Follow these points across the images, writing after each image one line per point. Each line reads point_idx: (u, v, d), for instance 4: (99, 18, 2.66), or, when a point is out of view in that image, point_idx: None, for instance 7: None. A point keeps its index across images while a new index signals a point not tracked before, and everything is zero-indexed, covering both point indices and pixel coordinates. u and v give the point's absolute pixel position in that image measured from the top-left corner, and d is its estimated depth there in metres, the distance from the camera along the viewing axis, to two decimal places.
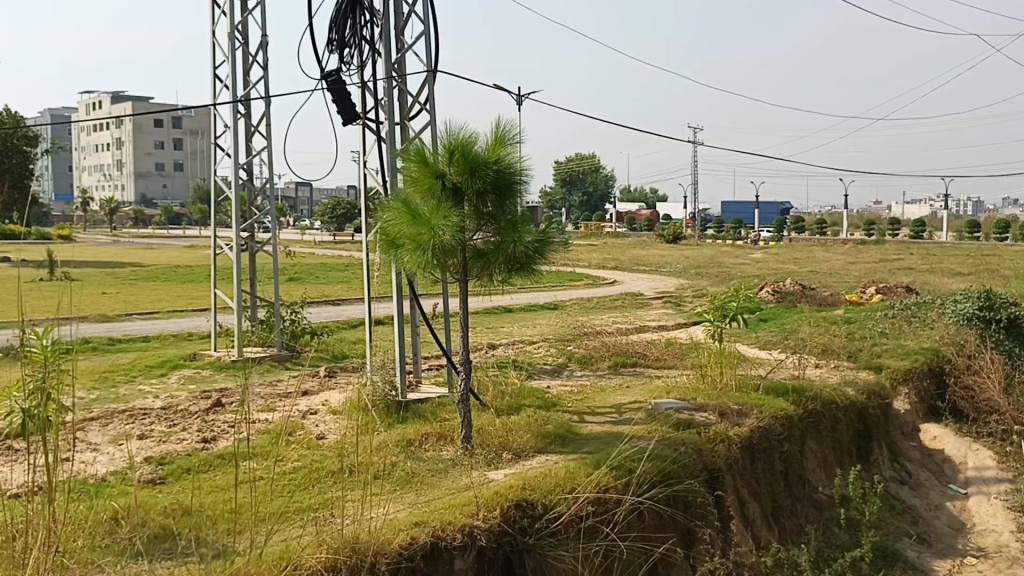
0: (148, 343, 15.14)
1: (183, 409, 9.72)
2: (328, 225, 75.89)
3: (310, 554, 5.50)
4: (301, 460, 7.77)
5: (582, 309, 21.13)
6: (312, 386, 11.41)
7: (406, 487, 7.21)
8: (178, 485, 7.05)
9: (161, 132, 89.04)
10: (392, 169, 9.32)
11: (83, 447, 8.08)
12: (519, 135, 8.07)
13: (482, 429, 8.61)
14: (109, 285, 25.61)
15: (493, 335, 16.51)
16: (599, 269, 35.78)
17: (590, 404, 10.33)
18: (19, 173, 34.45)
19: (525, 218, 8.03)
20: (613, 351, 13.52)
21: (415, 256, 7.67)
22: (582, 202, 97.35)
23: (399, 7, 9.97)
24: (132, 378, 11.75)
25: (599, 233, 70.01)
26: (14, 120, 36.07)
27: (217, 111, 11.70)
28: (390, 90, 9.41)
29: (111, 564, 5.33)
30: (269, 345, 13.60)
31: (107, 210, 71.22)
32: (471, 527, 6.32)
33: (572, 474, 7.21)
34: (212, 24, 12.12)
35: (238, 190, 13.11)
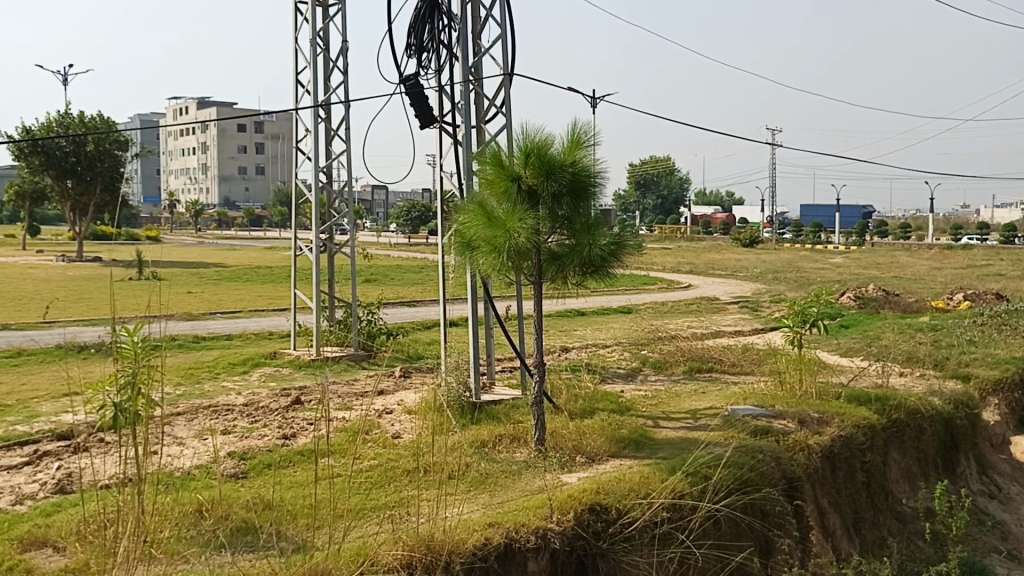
0: (230, 342, 15.54)
1: (264, 406, 9.96)
2: (403, 227, 76.92)
3: (387, 550, 5.56)
4: (377, 458, 7.88)
5: (657, 312, 20.95)
6: (388, 386, 11.60)
7: (480, 488, 7.24)
8: (259, 480, 7.23)
9: (244, 136, 91.71)
10: (467, 172, 9.41)
11: (170, 441, 8.36)
12: (595, 137, 8.06)
13: (555, 431, 8.60)
14: (195, 285, 26.42)
15: (566, 337, 16.50)
16: (673, 273, 35.35)
17: (664, 409, 10.23)
18: (111, 177, 35.91)
19: (599, 221, 7.99)
20: (688, 356, 13.34)
21: (490, 259, 7.70)
22: (656, 205, 96.43)
23: (476, 11, 10.05)
24: (215, 375, 12.10)
25: (673, 236, 69.27)
26: (107, 125, 37.63)
27: (299, 115, 12.01)
28: (467, 93, 9.49)
29: (196, 556, 5.48)
30: (347, 345, 13.88)
31: (192, 212, 73.47)
32: (545, 530, 6.32)
33: (646, 478, 7.15)
34: (294, 31, 12.43)
35: (317, 193, 13.38)
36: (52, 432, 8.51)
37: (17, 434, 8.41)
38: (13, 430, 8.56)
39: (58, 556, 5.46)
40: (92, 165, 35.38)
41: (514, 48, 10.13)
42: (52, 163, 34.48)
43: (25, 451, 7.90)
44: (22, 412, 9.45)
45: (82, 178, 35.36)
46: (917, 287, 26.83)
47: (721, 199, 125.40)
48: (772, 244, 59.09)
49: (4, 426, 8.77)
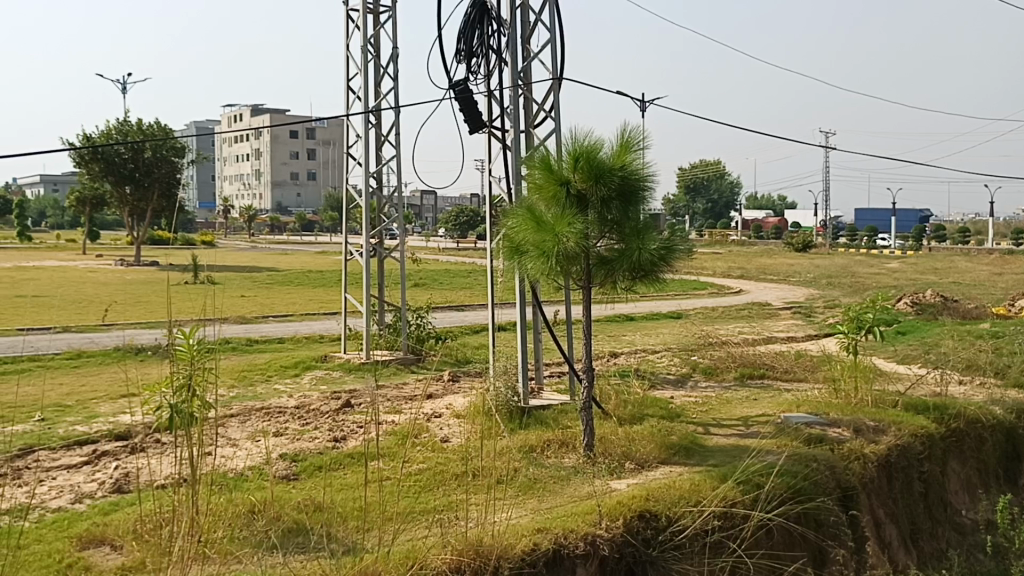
0: (283, 345, 15.76)
1: (315, 409, 10.08)
2: (451, 231, 77.26)
3: (436, 554, 5.56)
4: (426, 462, 7.91)
5: (708, 318, 20.73)
6: (437, 390, 11.64)
7: (528, 493, 7.22)
8: (310, 482, 7.31)
9: (296, 142, 93.16)
10: (516, 176, 9.42)
11: (224, 443, 8.50)
12: (644, 141, 8.01)
13: (604, 437, 8.55)
14: (248, 289, 26.84)
15: (615, 343, 16.41)
16: (725, 278, 34.94)
17: (716, 416, 10.11)
18: (168, 183, 36.71)
19: (649, 225, 7.92)
20: (740, 362, 13.17)
21: (539, 263, 7.67)
22: (707, 209, 95.46)
23: (525, 15, 10.05)
24: (268, 377, 12.29)
25: (724, 240, 68.47)
26: (165, 132, 38.49)
27: (350, 122, 12.14)
28: (516, 98, 9.50)
29: (248, 556, 5.56)
30: (396, 349, 13.97)
31: (246, 217, 74.72)
32: (594, 536, 6.27)
33: (697, 486, 7.07)
34: (346, 38, 12.58)
35: (368, 199, 13.49)
36: (110, 432, 8.71)
37: (77, 433, 8.63)
38: (73, 431, 8.77)
39: (115, 555, 5.57)
40: (150, 172, 36.23)
41: (563, 52, 10.11)
42: (112, 169, 35.39)
43: (85, 451, 8.10)
44: (82, 413, 9.68)
45: (140, 185, 36.25)
46: (977, 293, 26.14)
47: (772, 203, 123.66)
48: (825, 249, 58.08)
49: (65, 425, 9.01)
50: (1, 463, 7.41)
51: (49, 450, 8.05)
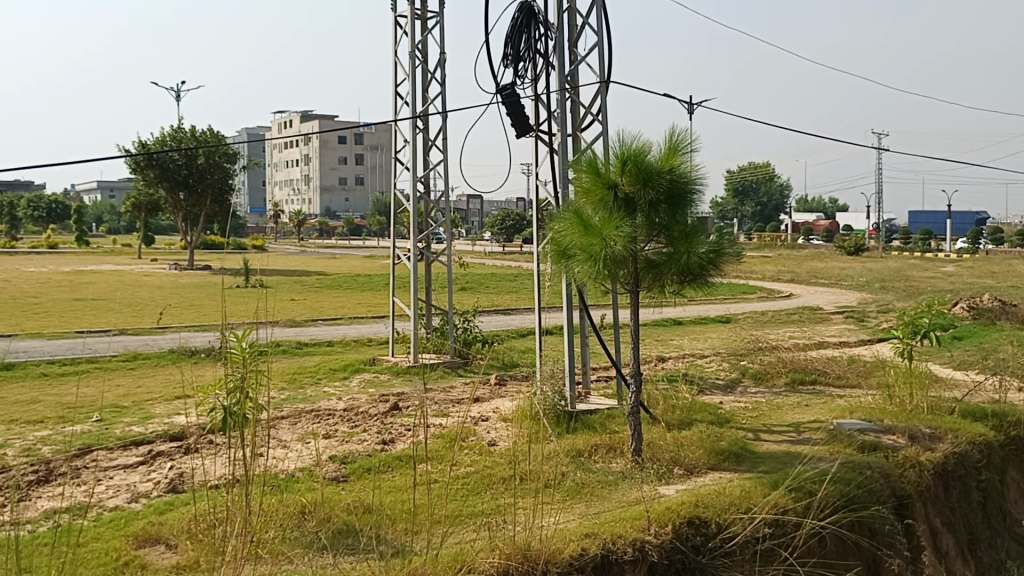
0: (332, 348, 15.94)
1: (364, 412, 10.18)
2: (497, 235, 77.48)
3: (484, 557, 5.57)
4: (473, 465, 7.94)
5: (757, 322, 20.48)
6: (483, 393, 11.67)
7: (576, 497, 7.20)
8: (359, 484, 7.37)
9: (344, 148, 94.28)
10: (563, 180, 9.42)
11: (275, 444, 8.63)
12: (693, 143, 7.95)
13: (652, 442, 8.48)
14: (298, 292, 27.22)
15: (663, 347, 16.28)
16: (774, 282, 34.46)
17: (766, 421, 9.97)
18: (221, 188, 37.40)
19: (698, 228, 7.85)
20: (791, 367, 12.98)
21: (586, 267, 7.64)
22: (756, 212, 94.32)
23: (572, 19, 10.04)
24: (317, 380, 12.44)
25: (773, 244, 67.53)
26: (218, 138, 39.23)
27: (397, 126, 12.24)
28: (563, 102, 9.49)
29: (299, 556, 5.63)
30: (444, 352, 14.05)
31: (296, 221, 75.79)
32: (643, 542, 6.23)
33: (747, 493, 6.98)
34: (394, 44, 12.68)
35: (415, 203, 13.58)
36: (165, 433, 8.89)
37: (132, 434, 8.81)
38: (129, 431, 8.97)
39: (170, 553, 5.68)
40: (203, 177, 36.94)
41: (611, 55, 10.08)
42: (166, 175, 36.17)
43: (141, 451, 8.28)
44: (137, 413, 9.90)
45: (193, 191, 37.01)
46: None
47: (823, 206, 121.83)
48: (878, 252, 56.99)
49: (122, 426, 9.22)
50: (61, 462, 7.61)
51: (106, 450, 8.24)
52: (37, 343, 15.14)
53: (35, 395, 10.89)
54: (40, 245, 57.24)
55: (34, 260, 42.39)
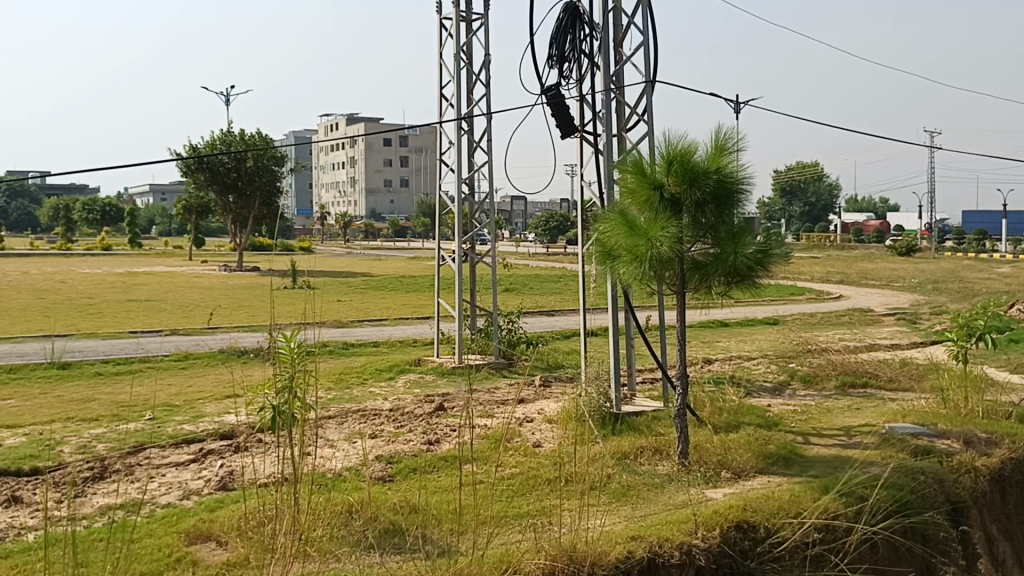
0: (377, 349, 16.06)
1: (409, 412, 10.23)
2: (541, 237, 77.48)
3: (530, 558, 5.56)
4: (518, 466, 7.94)
5: (806, 324, 20.19)
6: (528, 394, 11.66)
7: (622, 499, 7.15)
8: (405, 483, 7.42)
9: (389, 150, 95.07)
10: (609, 181, 9.37)
11: (322, 443, 8.72)
12: (739, 142, 7.87)
13: (699, 445, 8.38)
14: (344, 293, 27.50)
15: (709, 349, 16.12)
16: (823, 283, 33.92)
17: (816, 425, 9.80)
18: (269, 190, 37.94)
19: (744, 229, 7.76)
20: (841, 370, 12.76)
21: (631, 268, 7.59)
22: (804, 212, 92.95)
23: (618, 19, 9.99)
24: (364, 380, 12.54)
25: (822, 244, 66.52)
26: (266, 141, 39.79)
27: (442, 128, 12.29)
28: (608, 102, 9.45)
29: (346, 555, 5.68)
30: (488, 353, 14.07)
31: (342, 223, 76.56)
32: (690, 545, 6.17)
33: (797, 497, 6.88)
34: (439, 46, 12.74)
35: (460, 204, 13.61)
36: (216, 431, 9.02)
37: (184, 432, 8.97)
38: (181, 429, 9.14)
39: (220, 550, 5.76)
40: (252, 180, 37.51)
41: (656, 54, 10.00)
42: (216, 178, 36.82)
43: (192, 449, 8.42)
44: (189, 412, 10.08)
45: (242, 194, 37.63)
46: None
47: (873, 206, 119.61)
48: (930, 253, 55.77)
49: (174, 424, 9.39)
50: (115, 460, 7.77)
51: (159, 448, 8.40)
52: (93, 342, 15.51)
53: (91, 394, 11.14)
54: (94, 248, 58.67)
55: (89, 261, 43.48)
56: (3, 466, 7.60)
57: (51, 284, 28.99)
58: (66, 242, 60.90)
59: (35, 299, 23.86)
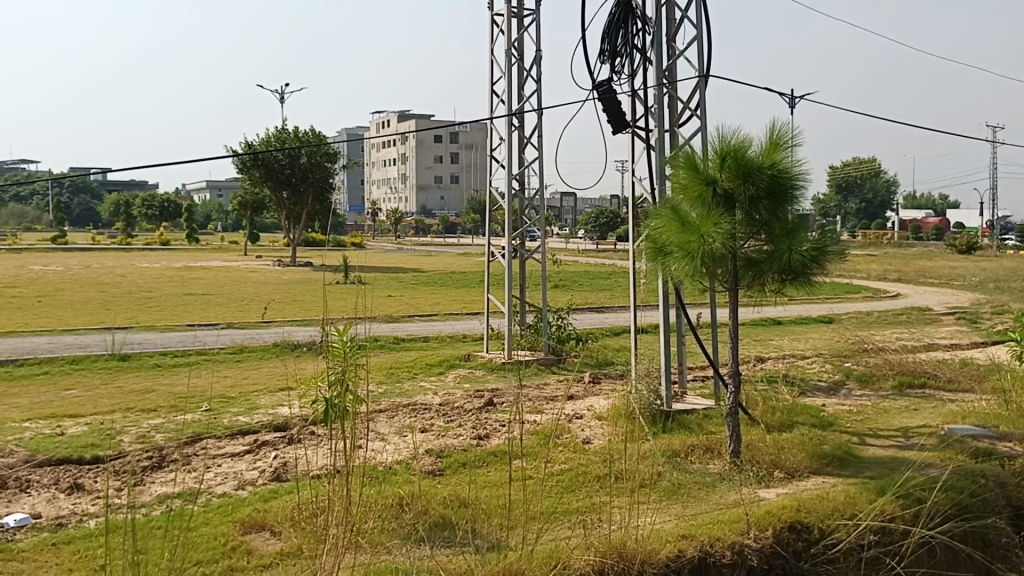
0: (427, 344, 16.15)
1: (459, 407, 10.29)
2: (591, 233, 77.17)
3: (579, 555, 5.55)
4: (568, 462, 7.92)
5: (863, 323, 19.78)
6: (578, 391, 11.65)
7: (672, 498, 7.09)
8: (455, 478, 7.45)
9: (440, 147, 95.51)
10: (661, 177, 9.28)
11: (373, 436, 8.80)
12: (795, 137, 7.74)
13: (751, 444, 8.27)
14: (395, 289, 27.73)
15: (762, 347, 15.90)
16: (880, 281, 33.20)
17: (873, 426, 9.60)
18: (322, 187, 38.42)
19: (800, 225, 7.63)
20: (899, 369, 12.48)
21: (683, 264, 7.52)
22: (860, 209, 91.07)
23: (671, 13, 9.88)
24: (414, 375, 12.63)
25: (880, 242, 65.11)
26: (319, 138, 40.30)
27: (493, 124, 12.31)
28: (660, 97, 9.36)
29: (397, 547, 5.75)
30: (537, 349, 14.07)
31: (393, 219, 77.11)
32: (742, 546, 6.10)
33: (852, 499, 6.76)
34: (490, 42, 12.74)
35: (511, 200, 13.61)
36: (270, 423, 9.17)
37: (239, 424, 9.14)
38: (236, 421, 9.31)
39: (274, 540, 5.86)
40: (305, 177, 38.03)
41: (710, 48, 9.87)
42: (271, 175, 37.43)
43: (246, 440, 8.57)
44: (244, 404, 10.26)
45: (295, 190, 38.19)
46: None
47: (932, 202, 116.60)
48: (994, 250, 54.20)
49: (229, 415, 9.57)
50: (173, 450, 7.94)
51: (215, 438, 8.57)
52: (152, 335, 15.90)
53: (150, 385, 11.41)
54: (154, 242, 60.13)
55: (149, 256, 44.57)
56: (66, 454, 7.83)
57: (112, 278, 29.74)
58: (126, 237, 62.40)
59: (96, 293, 24.50)
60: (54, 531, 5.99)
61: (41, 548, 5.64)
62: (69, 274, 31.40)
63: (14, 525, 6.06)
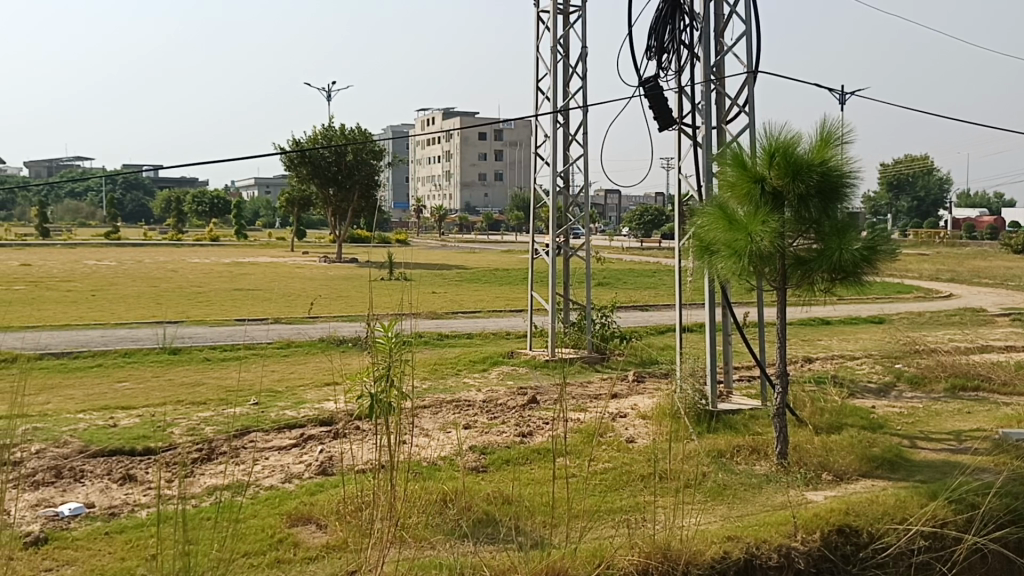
0: (471, 340, 16.21)
1: (502, 404, 10.29)
2: (635, 231, 76.72)
3: (623, 554, 5.52)
4: (612, 461, 7.89)
5: (914, 323, 19.39)
6: (622, 389, 11.59)
7: (718, 499, 7.02)
8: (498, 474, 7.47)
9: (485, 144, 95.79)
10: (707, 174, 9.19)
11: (417, 432, 8.86)
12: (846, 134, 7.62)
13: (800, 446, 8.15)
14: (439, 285, 27.86)
15: (809, 347, 15.67)
16: (932, 281, 32.58)
17: (923, 429, 9.41)
18: (367, 184, 38.74)
19: (850, 224, 7.49)
20: (951, 371, 12.20)
21: (730, 263, 7.42)
22: (912, 207, 89.20)
23: (719, 8, 9.76)
24: (458, 371, 12.68)
25: (932, 241, 63.68)
26: (365, 135, 40.63)
27: (538, 121, 12.28)
28: (708, 93, 9.26)
29: (441, 543, 5.79)
30: (581, 347, 14.02)
31: (438, 216, 77.47)
32: (789, 548, 6.03)
33: (903, 502, 6.62)
34: (536, 39, 12.71)
35: (555, 197, 13.57)
36: (316, 417, 9.28)
37: (286, 417, 9.25)
38: (283, 414, 9.44)
39: (320, 533, 5.93)
40: (351, 174, 38.37)
41: (759, 44, 9.73)
42: (318, 172, 37.86)
43: (293, 434, 8.68)
44: (291, 398, 10.39)
45: (341, 187, 38.54)
46: None
47: (986, 201, 113.86)
48: None
49: (277, 409, 9.70)
50: (222, 442, 8.07)
51: (263, 432, 8.69)
52: (202, 329, 16.16)
53: (200, 378, 11.61)
54: (203, 238, 61.11)
55: (198, 251, 45.45)
56: (119, 445, 8.00)
57: (163, 273, 30.33)
58: (176, 233, 63.56)
59: (148, 287, 24.99)
60: (106, 520, 6.12)
61: (94, 537, 5.77)
62: (122, 268, 32.12)
63: (68, 515, 6.21)
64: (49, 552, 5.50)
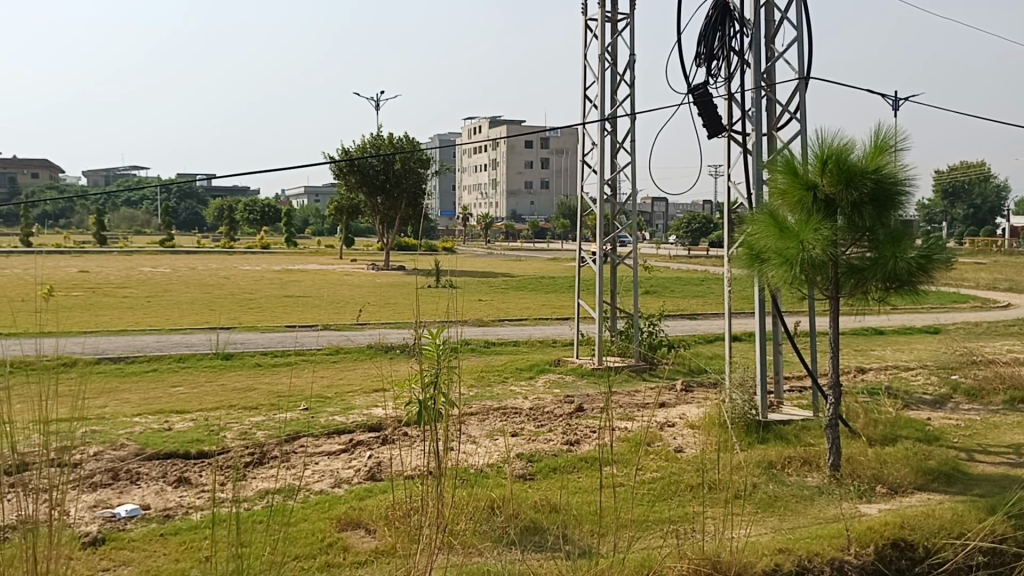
0: (518, 348, 16.23)
1: (549, 412, 10.28)
2: (682, 238, 76.22)
3: (672, 564, 5.45)
4: (660, 471, 7.83)
5: (971, 333, 18.92)
6: (669, 398, 11.50)
7: (769, 510, 6.92)
8: (546, 483, 7.46)
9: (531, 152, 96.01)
10: (758, 181, 9.08)
11: (464, 439, 8.91)
12: (900, 141, 7.49)
13: (853, 458, 8.00)
14: (485, 293, 28.00)
15: (862, 357, 15.38)
16: (989, 291, 31.83)
17: (981, 441, 9.16)
18: (414, 192, 39.09)
19: (905, 231, 7.35)
20: (1009, 382, 11.87)
21: (781, 271, 7.32)
22: (967, 215, 87.05)
23: (771, 14, 9.66)
24: (505, 378, 12.71)
25: (988, 249, 62.25)
26: (413, 144, 41.02)
27: (586, 129, 12.27)
28: (758, 99, 9.17)
29: (488, 550, 5.79)
30: (628, 355, 13.97)
31: (484, 223, 77.82)
32: (842, 562, 5.92)
33: (960, 517, 6.47)
34: (584, 47, 12.70)
35: (603, 205, 13.53)
36: (365, 423, 9.37)
37: (335, 423, 9.35)
38: (333, 420, 9.54)
39: (369, 538, 5.98)
40: (399, 183, 38.75)
41: (811, 49, 9.61)
42: (366, 180, 38.30)
43: (342, 439, 8.77)
44: (340, 403, 10.51)
45: (389, 195, 38.95)
46: None
47: None
48: None
49: (326, 415, 9.80)
50: (273, 447, 8.19)
51: (313, 437, 8.80)
52: (253, 335, 16.41)
53: (252, 383, 11.79)
54: (256, 244, 62.19)
55: (251, 259, 46.30)
56: (174, 448, 8.17)
57: (216, 280, 30.94)
58: (228, 240, 64.79)
59: (201, 293, 25.50)
60: (161, 522, 6.25)
61: (150, 538, 5.89)
62: (177, 275, 32.82)
63: (125, 516, 6.36)
64: (106, 552, 5.62)
